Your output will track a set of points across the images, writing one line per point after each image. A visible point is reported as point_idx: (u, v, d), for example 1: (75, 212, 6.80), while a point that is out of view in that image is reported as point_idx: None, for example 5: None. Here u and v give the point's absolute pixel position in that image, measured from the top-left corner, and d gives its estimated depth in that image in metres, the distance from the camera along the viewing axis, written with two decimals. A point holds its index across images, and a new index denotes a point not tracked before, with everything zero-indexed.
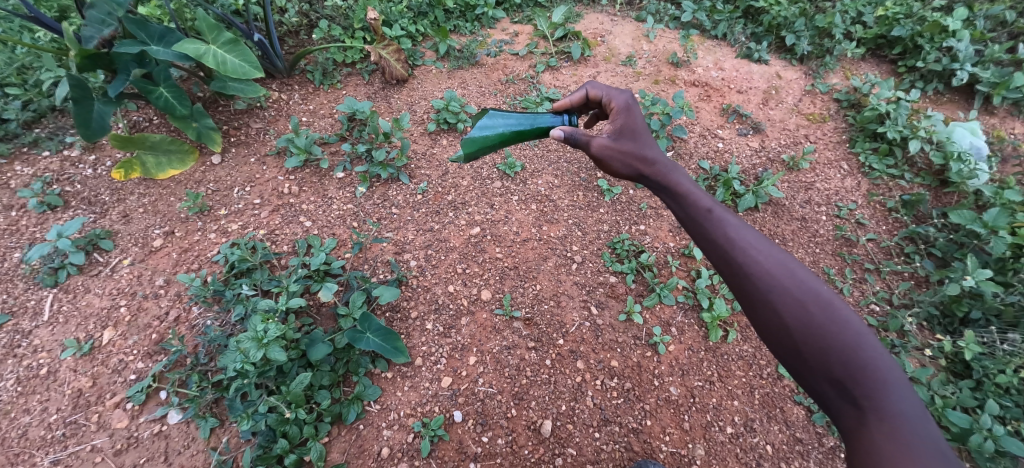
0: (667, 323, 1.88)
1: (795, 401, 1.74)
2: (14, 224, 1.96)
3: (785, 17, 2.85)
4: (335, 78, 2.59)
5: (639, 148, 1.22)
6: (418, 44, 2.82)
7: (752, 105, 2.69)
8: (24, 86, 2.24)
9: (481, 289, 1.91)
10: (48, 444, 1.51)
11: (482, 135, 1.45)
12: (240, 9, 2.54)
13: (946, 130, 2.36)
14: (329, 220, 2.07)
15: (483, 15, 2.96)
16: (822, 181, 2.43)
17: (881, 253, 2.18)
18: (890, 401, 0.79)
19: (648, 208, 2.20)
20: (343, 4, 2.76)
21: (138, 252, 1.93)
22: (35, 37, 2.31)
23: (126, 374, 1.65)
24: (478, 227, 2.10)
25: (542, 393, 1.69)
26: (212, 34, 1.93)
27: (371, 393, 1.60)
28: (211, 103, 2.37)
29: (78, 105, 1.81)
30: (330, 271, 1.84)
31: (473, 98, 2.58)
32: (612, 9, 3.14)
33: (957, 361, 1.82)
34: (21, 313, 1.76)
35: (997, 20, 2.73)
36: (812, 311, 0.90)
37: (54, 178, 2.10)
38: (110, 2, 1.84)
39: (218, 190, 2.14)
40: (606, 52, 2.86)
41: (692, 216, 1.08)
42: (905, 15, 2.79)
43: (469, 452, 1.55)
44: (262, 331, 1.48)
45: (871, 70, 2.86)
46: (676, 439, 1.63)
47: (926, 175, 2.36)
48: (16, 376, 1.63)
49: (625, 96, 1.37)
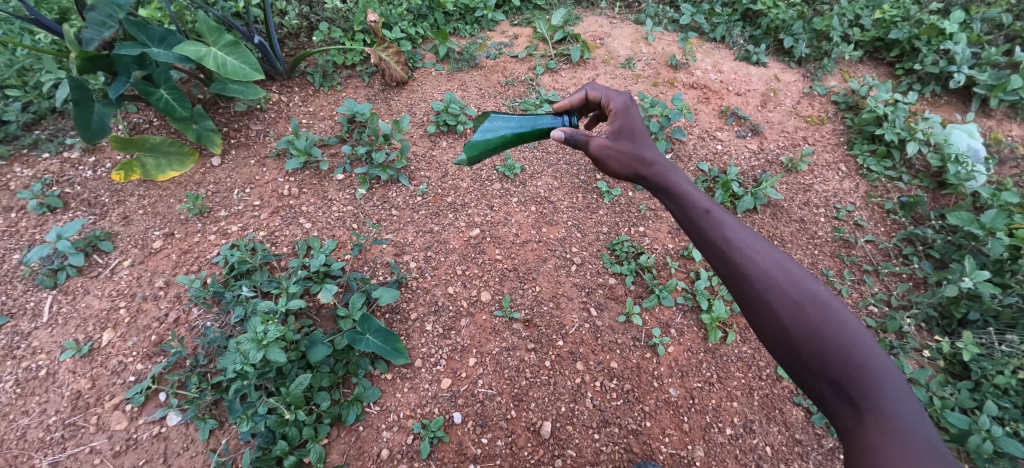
0: (666, 325, 1.88)
1: (794, 402, 1.74)
2: (13, 226, 1.96)
3: (783, 20, 2.86)
4: (335, 80, 2.60)
5: (638, 149, 1.22)
6: (418, 47, 2.82)
7: (751, 107, 2.70)
8: (24, 88, 2.25)
9: (481, 291, 1.92)
10: (46, 446, 1.51)
11: (483, 138, 1.46)
12: (240, 11, 2.55)
13: (944, 132, 2.37)
14: (329, 222, 2.07)
15: (483, 17, 2.97)
16: (820, 183, 2.44)
17: (880, 254, 2.19)
18: (886, 401, 0.79)
19: (647, 210, 2.21)
20: (343, 7, 2.77)
21: (138, 254, 1.94)
22: (35, 39, 2.31)
23: (125, 375, 1.64)
24: (477, 229, 2.10)
25: (541, 394, 1.69)
26: (212, 36, 1.94)
27: (370, 395, 1.60)
28: (211, 105, 2.38)
29: (78, 107, 1.81)
30: (329, 273, 1.84)
31: (473, 100, 2.59)
32: (611, 12, 3.15)
33: (956, 362, 1.82)
34: (19, 315, 1.76)
35: (993, 23, 2.75)
36: (809, 311, 0.90)
37: (54, 180, 2.10)
38: (111, 4, 1.84)
39: (217, 192, 2.14)
40: (605, 55, 2.88)
41: (690, 216, 1.08)
42: (903, 18, 2.81)
43: (468, 454, 1.55)
44: (261, 332, 1.48)
45: (868, 72, 2.87)
46: (675, 441, 1.63)
47: (924, 177, 2.37)
48: (15, 378, 1.62)
49: (624, 98, 1.38)
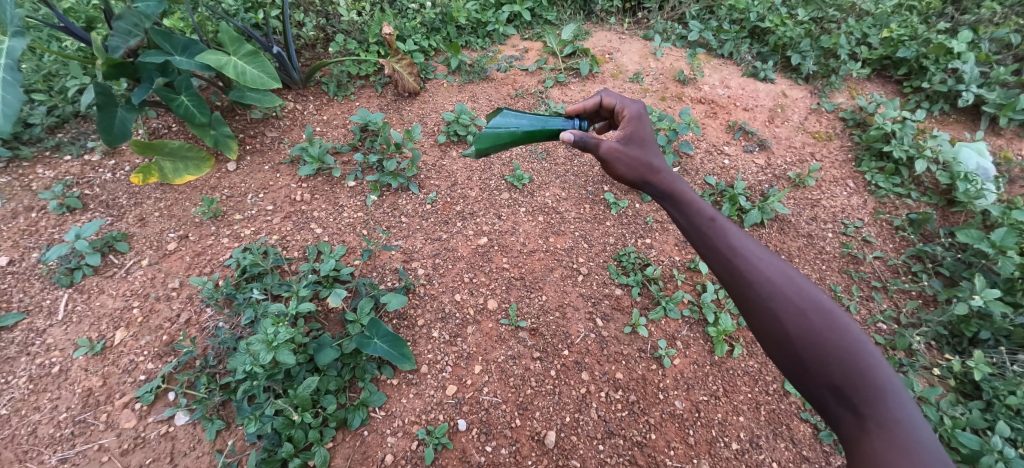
0: (672, 337, 1.88)
1: (801, 418, 1.73)
2: (33, 226, 2.01)
3: (790, 38, 2.90)
4: (349, 89, 2.66)
5: (647, 156, 1.24)
6: (430, 59, 2.88)
7: (758, 122, 2.72)
8: (49, 92, 2.32)
9: (488, 299, 1.93)
10: (56, 442, 1.53)
11: (494, 133, 1.47)
12: (259, 22, 2.64)
13: (952, 150, 2.39)
14: (340, 228, 2.10)
15: (494, 31, 3.03)
16: (828, 199, 2.44)
17: (888, 271, 2.18)
18: (889, 409, 0.80)
19: (653, 222, 2.22)
20: (358, 19, 2.84)
21: (153, 254, 1.98)
22: (61, 46, 2.39)
23: (136, 374, 1.67)
24: (485, 237, 2.12)
25: (546, 404, 1.69)
26: (233, 46, 2.00)
27: (376, 400, 1.62)
28: (228, 112, 2.44)
29: (102, 111, 1.87)
30: (339, 278, 1.87)
31: (483, 111, 2.64)
32: (620, 28, 3.21)
33: (967, 382, 1.80)
34: (36, 312, 1.80)
35: (1002, 43, 2.75)
36: (812, 318, 0.91)
37: (75, 181, 2.16)
38: (138, 13, 1.88)
39: (232, 196, 2.19)
40: (614, 69, 2.92)
41: (695, 224, 1.10)
42: (910, 37, 2.82)
43: (472, 461, 1.55)
44: (272, 334, 1.50)
45: (876, 90, 2.88)
46: (680, 454, 1.62)
47: (933, 194, 2.38)
48: (30, 374, 1.65)
49: (637, 106, 1.41)
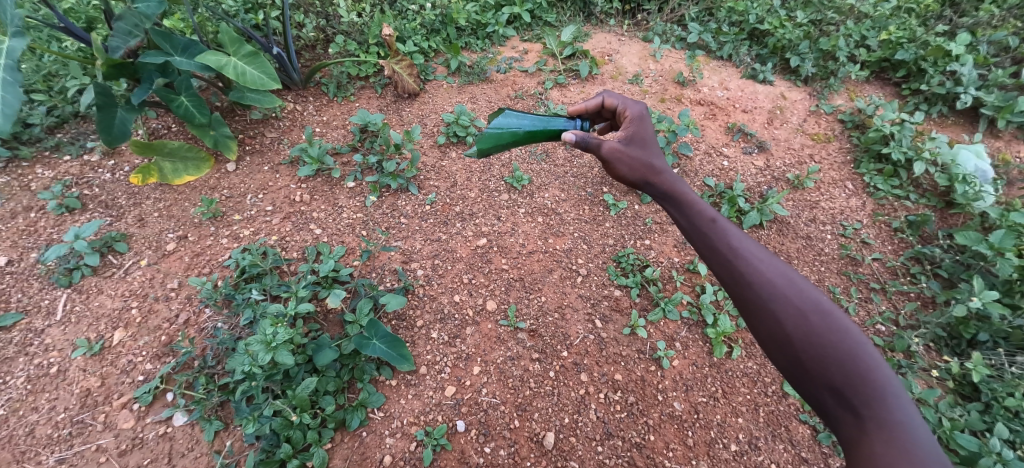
0: (670, 338, 1.88)
1: (800, 420, 1.73)
2: (32, 226, 2.01)
3: (790, 40, 2.91)
4: (349, 90, 2.66)
5: (648, 157, 1.24)
6: (430, 60, 2.89)
7: (757, 124, 2.73)
8: (49, 92, 2.32)
9: (487, 300, 1.93)
10: (54, 442, 1.53)
11: (495, 133, 1.47)
12: (259, 23, 2.64)
13: (951, 152, 2.39)
14: (339, 228, 2.10)
15: (494, 33, 3.03)
16: (827, 201, 2.45)
17: (886, 272, 2.19)
18: (888, 410, 0.80)
19: (653, 223, 2.22)
20: (358, 20, 2.84)
21: (152, 255, 1.97)
22: (62, 46, 2.40)
23: (134, 374, 1.67)
24: (485, 238, 2.12)
25: (544, 405, 1.69)
26: (233, 47, 2.00)
27: (374, 400, 1.62)
28: (228, 112, 2.45)
29: (102, 112, 1.87)
30: (338, 278, 1.87)
31: (483, 112, 2.64)
32: (620, 30, 3.22)
33: (965, 384, 1.80)
34: (35, 312, 1.80)
35: (1001, 45, 2.75)
36: (812, 320, 0.91)
37: (75, 181, 2.16)
38: (138, 14, 1.89)
39: (231, 197, 2.19)
40: (613, 71, 2.93)
41: (696, 224, 1.10)
42: (909, 39, 2.83)
43: (470, 462, 1.55)
44: (271, 334, 1.50)
45: (875, 92, 2.89)
46: (679, 455, 1.62)
47: (931, 196, 2.38)
48: (28, 374, 1.65)
49: (639, 107, 1.41)
